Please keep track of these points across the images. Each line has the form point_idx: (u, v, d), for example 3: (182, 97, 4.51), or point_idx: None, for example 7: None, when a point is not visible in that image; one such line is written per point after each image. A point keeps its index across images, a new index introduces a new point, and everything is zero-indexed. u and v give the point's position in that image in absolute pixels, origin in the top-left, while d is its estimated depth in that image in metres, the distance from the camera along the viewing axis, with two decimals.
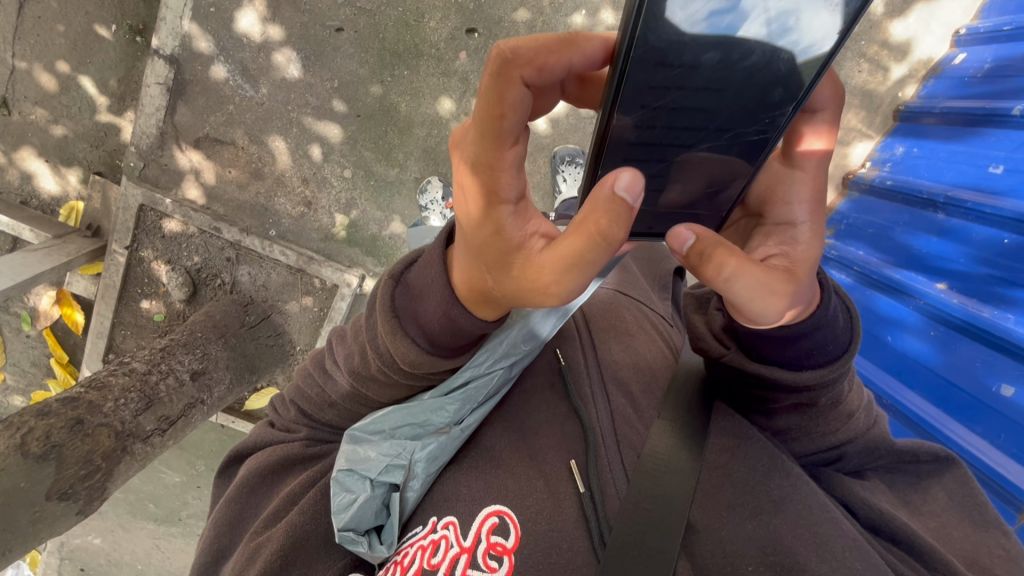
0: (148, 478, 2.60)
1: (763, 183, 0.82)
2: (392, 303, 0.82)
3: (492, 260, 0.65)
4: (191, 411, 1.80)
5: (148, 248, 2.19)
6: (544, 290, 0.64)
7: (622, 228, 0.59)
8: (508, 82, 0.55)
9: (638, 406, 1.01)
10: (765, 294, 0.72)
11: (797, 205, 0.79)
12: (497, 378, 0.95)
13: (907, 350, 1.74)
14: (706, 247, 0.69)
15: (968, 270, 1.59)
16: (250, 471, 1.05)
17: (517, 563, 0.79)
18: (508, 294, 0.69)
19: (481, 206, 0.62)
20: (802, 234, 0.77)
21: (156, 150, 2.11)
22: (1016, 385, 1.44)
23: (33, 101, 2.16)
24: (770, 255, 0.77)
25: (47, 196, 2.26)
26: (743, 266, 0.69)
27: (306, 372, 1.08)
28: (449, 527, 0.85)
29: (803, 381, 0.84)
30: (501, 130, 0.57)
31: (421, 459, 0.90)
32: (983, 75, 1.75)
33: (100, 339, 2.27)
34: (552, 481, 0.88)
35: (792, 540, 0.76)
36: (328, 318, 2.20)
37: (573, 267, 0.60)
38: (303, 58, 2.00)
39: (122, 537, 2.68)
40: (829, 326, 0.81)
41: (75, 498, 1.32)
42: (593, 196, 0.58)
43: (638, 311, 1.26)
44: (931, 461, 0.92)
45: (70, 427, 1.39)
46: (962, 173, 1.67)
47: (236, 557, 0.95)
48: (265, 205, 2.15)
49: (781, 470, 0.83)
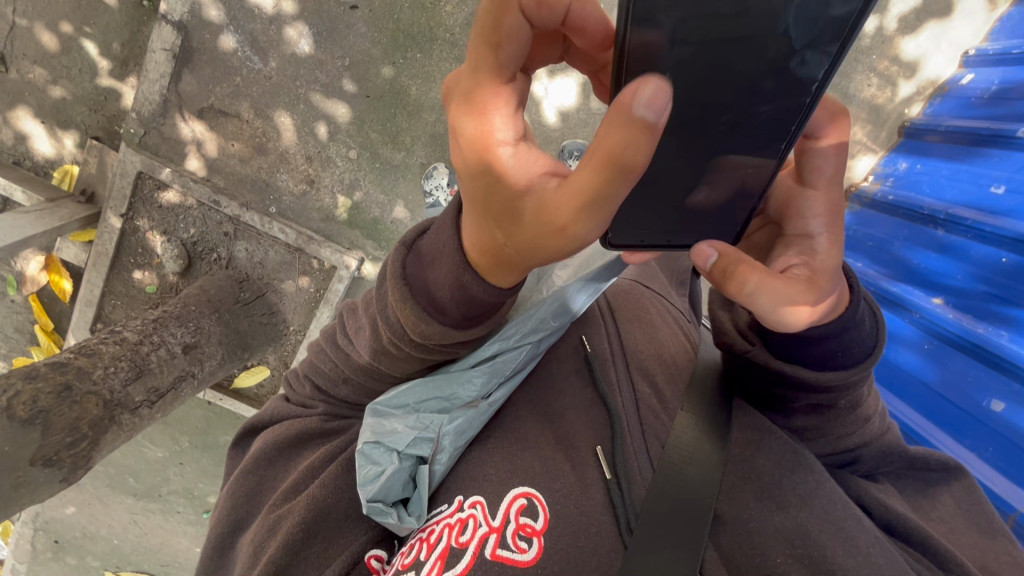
0: (130, 452, 2.55)
1: (779, 199, 0.83)
2: (403, 271, 0.82)
3: (501, 207, 0.62)
4: (180, 385, 1.78)
5: (144, 217, 2.15)
6: (558, 233, 0.59)
7: (642, 152, 0.52)
8: (506, 6, 0.53)
9: (662, 397, 1.02)
10: (788, 307, 0.73)
11: (812, 219, 0.79)
12: (525, 353, 0.97)
13: (902, 362, 1.78)
14: (728, 263, 0.72)
15: (964, 286, 1.62)
16: (265, 444, 1.05)
17: (547, 545, 0.78)
18: (520, 243, 0.64)
19: (484, 147, 0.60)
20: (821, 245, 0.77)
21: (158, 118, 2.07)
22: (1006, 401, 1.48)
23: (32, 60, 2.10)
24: (791, 266, 0.78)
25: (41, 158, 2.20)
26: (765, 281, 0.71)
27: (319, 348, 1.07)
28: (477, 507, 0.85)
29: (826, 383, 0.84)
30: (501, 59, 0.56)
31: (449, 433, 0.91)
32: (989, 97, 1.77)
33: (88, 308, 2.22)
34: (579, 466, 0.88)
35: (820, 534, 0.77)
36: (323, 299, 2.17)
37: (589, 206, 0.55)
38: (315, 33, 1.97)
39: (99, 511, 2.63)
40: (854, 329, 0.81)
41: (60, 464, 1.29)
42: (611, 117, 0.51)
43: (660, 304, 1.27)
44: (940, 469, 0.95)
45: (58, 393, 1.36)
46: (964, 191, 1.70)
47: (254, 529, 0.95)
48: (267, 180, 2.12)
49: (804, 465, 0.85)
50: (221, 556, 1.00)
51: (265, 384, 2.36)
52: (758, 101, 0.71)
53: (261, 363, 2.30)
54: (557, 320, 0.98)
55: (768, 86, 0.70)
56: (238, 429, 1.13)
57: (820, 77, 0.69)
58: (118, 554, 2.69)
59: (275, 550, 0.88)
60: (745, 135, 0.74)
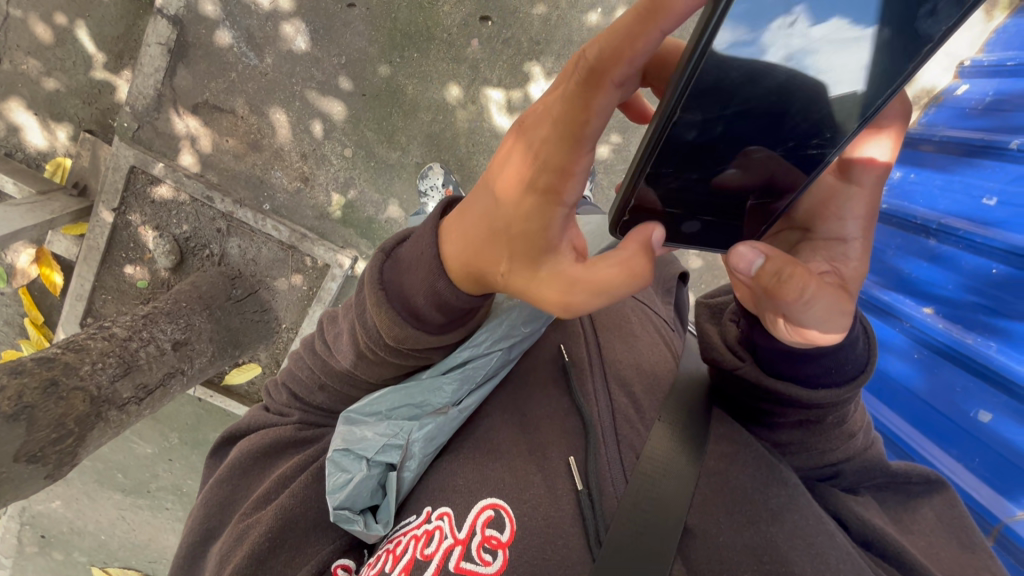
0: (118, 448, 2.53)
1: (816, 196, 0.76)
2: (380, 277, 0.81)
3: (522, 253, 0.64)
4: (169, 381, 1.77)
5: (136, 211, 2.14)
6: (555, 302, 0.66)
7: (653, 269, 0.62)
8: (600, 86, 0.50)
9: (640, 408, 1.01)
10: (835, 316, 0.71)
11: (850, 220, 0.74)
12: (496, 359, 0.96)
13: (891, 371, 1.79)
14: (780, 267, 0.65)
15: (954, 296, 1.63)
16: (240, 454, 1.04)
17: (512, 557, 0.78)
18: (515, 288, 0.69)
19: (535, 200, 0.59)
20: (855, 251, 0.72)
21: (152, 112, 2.05)
22: (994, 412, 1.48)
23: (26, 51, 2.08)
24: (822, 273, 0.73)
25: (33, 150, 2.18)
26: (821, 288, 0.67)
27: (297, 356, 1.06)
28: (444, 518, 0.85)
29: (815, 401, 0.84)
30: (581, 132, 0.54)
31: (419, 439, 0.92)
32: (983, 107, 1.78)
33: (79, 302, 2.21)
34: (550, 476, 0.87)
35: (788, 549, 0.77)
36: (316, 297, 2.16)
37: (597, 294, 0.63)
38: (312, 30, 1.96)
39: (87, 506, 2.62)
40: (848, 348, 0.81)
41: (45, 460, 1.27)
42: (634, 236, 0.61)
43: (643, 314, 1.27)
44: (922, 483, 0.95)
45: (44, 388, 1.35)
46: (956, 202, 1.70)
47: (223, 538, 0.95)
48: (261, 177, 2.11)
49: (777, 479, 0.85)
50: (191, 566, 1.00)
51: (256, 382, 2.35)
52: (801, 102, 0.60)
53: (253, 360, 2.30)
54: (535, 323, 0.99)
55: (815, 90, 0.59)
56: (217, 438, 1.12)
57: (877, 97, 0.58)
58: (106, 550, 2.67)
59: (240, 562, 0.88)
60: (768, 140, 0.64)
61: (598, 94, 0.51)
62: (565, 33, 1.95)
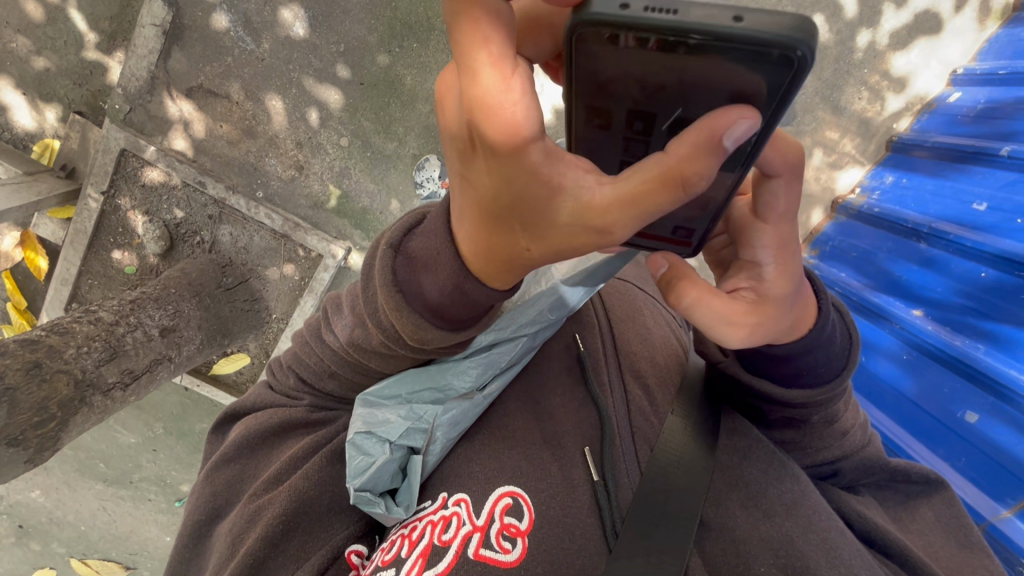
0: (101, 437, 2.49)
1: (737, 222, 0.79)
2: (393, 274, 0.79)
3: (527, 214, 0.60)
4: (156, 368, 1.73)
5: (126, 195, 2.10)
6: (599, 239, 0.59)
7: (710, 170, 0.52)
8: (477, 5, 0.50)
9: (654, 400, 1.01)
10: (723, 325, 0.76)
11: (761, 249, 0.76)
12: (521, 345, 0.98)
13: (879, 373, 1.80)
14: (675, 277, 0.75)
15: (943, 298, 1.65)
16: (246, 432, 1.02)
17: (530, 546, 0.77)
18: (553, 250, 0.63)
19: (510, 147, 0.55)
20: (769, 275, 0.75)
21: (144, 95, 2.02)
22: (980, 413, 1.50)
23: (15, 29, 2.04)
24: (738, 289, 0.78)
25: (21, 130, 2.14)
26: (703, 297, 0.74)
27: (303, 340, 1.03)
28: (461, 505, 0.83)
29: (793, 400, 0.85)
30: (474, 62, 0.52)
31: (444, 424, 0.90)
32: (974, 115, 1.82)
33: (63, 287, 2.16)
34: (566, 466, 0.87)
35: (803, 543, 0.78)
36: (308, 288, 2.14)
37: (639, 216, 0.55)
38: (310, 17, 1.94)
39: (67, 496, 2.56)
40: (821, 349, 0.82)
41: (24, 445, 1.25)
42: (694, 134, 0.51)
43: (654, 307, 1.27)
44: (921, 483, 0.96)
45: (27, 370, 1.32)
46: (947, 207, 1.73)
47: (234, 517, 0.93)
48: (255, 164, 2.08)
49: (790, 474, 0.86)
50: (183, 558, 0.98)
51: (245, 372, 2.32)
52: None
53: (242, 350, 2.27)
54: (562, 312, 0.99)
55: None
56: (219, 416, 1.10)
57: (764, 127, 0.58)
58: (85, 541, 2.61)
59: (256, 542, 0.86)
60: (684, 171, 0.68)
61: (479, 13, 0.50)
62: None
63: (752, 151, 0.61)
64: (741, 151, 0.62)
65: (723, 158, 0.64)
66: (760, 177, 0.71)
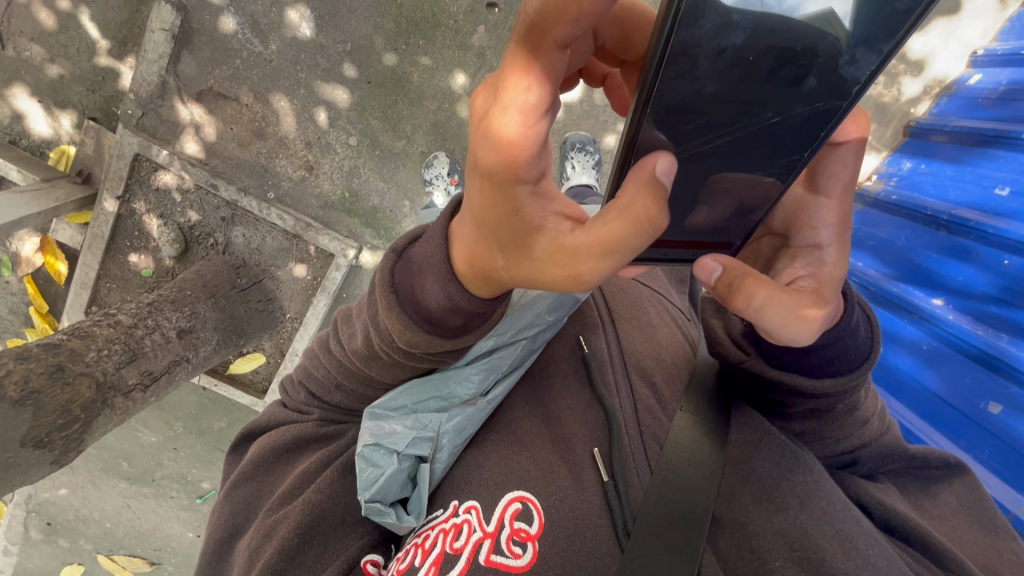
0: (124, 436, 2.54)
1: (788, 208, 0.79)
2: (391, 279, 0.80)
3: (507, 236, 0.63)
4: (175, 369, 1.76)
5: (141, 200, 2.13)
6: (564, 275, 0.63)
7: (663, 212, 0.59)
8: (539, 48, 0.49)
9: (660, 398, 1.00)
10: (796, 320, 0.73)
11: (822, 229, 0.77)
12: (520, 349, 0.96)
13: (898, 363, 1.78)
14: (734, 277, 0.73)
15: (967, 287, 1.61)
16: (260, 450, 1.03)
17: (541, 550, 0.77)
18: (520, 275, 0.66)
19: (504, 180, 0.57)
20: (829, 256, 0.76)
21: (156, 99, 2.04)
22: (1005, 404, 1.47)
23: (29, 37, 2.07)
24: (796, 278, 0.78)
25: (37, 137, 2.17)
26: (772, 295, 0.72)
27: (312, 354, 1.05)
28: (472, 512, 0.83)
29: (824, 390, 0.83)
30: (526, 100, 0.52)
31: (448, 431, 0.90)
32: (996, 97, 1.75)
33: (83, 291, 2.20)
34: (575, 468, 0.87)
35: (819, 536, 0.75)
36: (321, 287, 2.16)
37: (606, 252, 0.60)
38: (316, 17, 1.94)
39: (93, 494, 2.62)
40: (850, 336, 0.81)
41: (50, 446, 1.28)
42: (632, 179, 0.59)
43: (659, 303, 1.27)
44: (941, 467, 0.94)
45: (50, 373, 1.35)
46: (967, 192, 1.69)
47: (251, 533, 0.94)
48: (266, 165, 2.10)
49: (803, 466, 0.82)
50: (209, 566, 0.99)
51: (261, 371, 2.35)
52: (796, 100, 0.64)
53: (257, 349, 2.30)
54: (565, 311, 1.00)
55: (812, 87, 0.63)
56: (237, 432, 1.11)
57: (866, 77, 0.61)
58: (111, 538, 2.68)
59: (269, 557, 0.86)
60: (764, 149, 0.69)
61: (540, 58, 0.50)
62: None
63: (847, 106, 0.65)
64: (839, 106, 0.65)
65: (810, 117, 0.66)
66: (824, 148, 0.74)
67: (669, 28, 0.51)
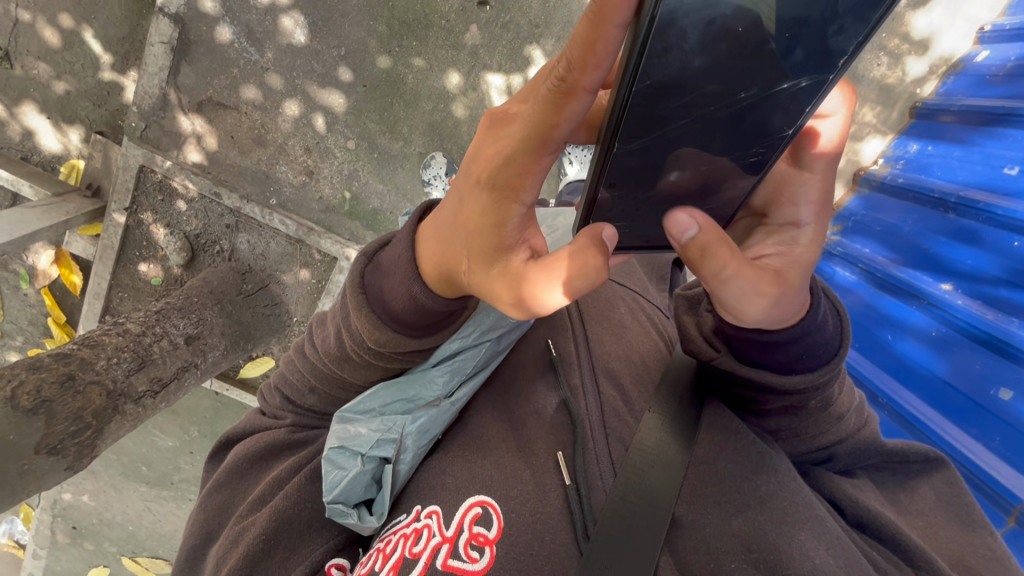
0: (142, 441, 2.61)
1: (769, 185, 0.77)
2: (361, 279, 0.81)
3: (481, 251, 0.65)
4: (184, 375, 1.80)
5: (147, 210, 2.18)
6: (506, 297, 0.66)
7: (603, 270, 0.63)
8: (569, 93, 0.51)
9: (627, 399, 0.98)
10: (750, 296, 0.70)
11: (803, 206, 0.74)
12: (484, 351, 0.98)
13: (907, 352, 1.74)
14: (706, 241, 0.67)
15: (975, 271, 1.57)
16: (236, 458, 1.05)
17: (498, 554, 0.76)
18: (479, 287, 0.69)
19: (495, 195, 0.60)
20: (806, 236, 0.73)
21: (158, 111, 2.08)
22: (1015, 390, 1.42)
23: (36, 56, 2.12)
24: (765, 255, 0.74)
25: (48, 153, 2.23)
26: (740, 267, 0.68)
27: (289, 358, 1.06)
28: (432, 517, 0.84)
29: (794, 386, 0.81)
30: (550, 137, 0.54)
31: (412, 433, 0.91)
32: (1005, 73, 1.69)
33: (96, 301, 2.27)
34: (538, 473, 0.86)
35: (777, 536, 0.72)
36: (325, 290, 2.18)
37: (544, 288, 0.63)
38: (310, 23, 1.96)
39: (114, 498, 2.70)
40: (818, 330, 0.79)
41: (64, 453, 1.33)
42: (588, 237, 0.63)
43: (631, 300, 1.24)
44: (920, 461, 0.91)
45: (62, 382, 1.39)
46: (976, 173, 1.64)
47: (219, 542, 0.96)
48: (267, 172, 2.12)
49: (767, 467, 0.79)
50: (192, 570, 1.01)
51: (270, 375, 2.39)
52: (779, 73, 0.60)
53: (266, 354, 2.34)
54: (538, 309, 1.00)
55: (799, 59, 0.59)
56: (215, 442, 1.13)
57: (853, 48, 0.58)
58: (133, 540, 2.76)
59: (235, 563, 0.88)
60: (737, 130, 0.67)
61: (570, 103, 0.52)
62: (564, 13, 1.93)
63: (833, 80, 0.62)
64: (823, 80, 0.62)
65: (784, 90, 0.63)
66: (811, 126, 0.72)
67: (643, 37, 0.51)
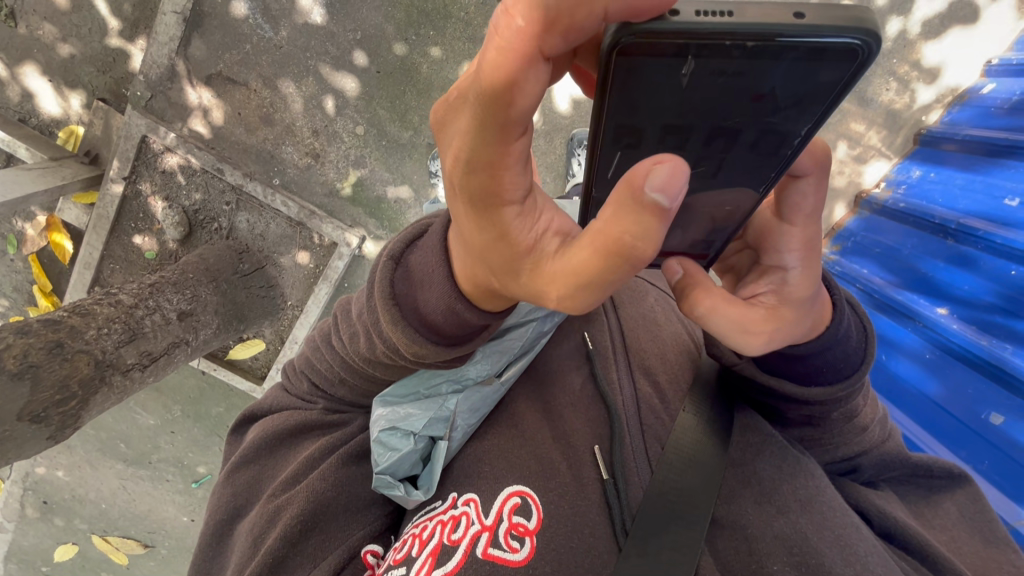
0: (122, 418, 2.55)
1: (756, 228, 0.77)
2: (391, 289, 0.77)
3: (496, 264, 0.59)
4: (174, 351, 1.77)
5: (147, 181, 2.13)
6: (553, 299, 0.57)
7: (651, 244, 0.48)
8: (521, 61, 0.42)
9: (663, 396, 0.99)
10: (740, 333, 0.73)
11: (785, 252, 0.74)
12: (531, 330, 0.96)
13: (901, 373, 1.77)
14: (688, 284, 0.74)
15: (972, 296, 1.60)
16: (263, 434, 1.03)
17: (539, 546, 0.76)
18: (516, 296, 0.63)
19: (485, 206, 0.53)
20: (792, 280, 0.74)
21: (165, 82, 2.04)
22: (1007, 415, 1.46)
23: (42, 16, 2.07)
24: (759, 295, 0.77)
25: (47, 117, 2.19)
26: (718, 305, 0.72)
27: (315, 346, 1.03)
28: (470, 505, 0.83)
29: (815, 397, 0.83)
30: (506, 121, 0.45)
31: (464, 410, 0.90)
32: (1009, 107, 1.72)
33: (86, 271, 2.21)
34: (575, 465, 0.87)
35: (819, 540, 0.75)
36: (323, 275, 2.15)
37: (587, 287, 0.52)
38: (327, 4, 1.94)
39: (89, 474, 2.63)
40: (841, 345, 0.80)
41: (48, 421, 1.28)
42: (617, 199, 0.46)
43: (664, 300, 1.22)
44: (944, 477, 0.92)
45: (49, 349, 1.35)
46: (976, 202, 1.67)
47: (253, 516, 0.94)
48: (272, 151, 2.10)
49: (804, 470, 0.83)
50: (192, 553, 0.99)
51: (261, 358, 2.36)
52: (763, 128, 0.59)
53: (258, 336, 2.31)
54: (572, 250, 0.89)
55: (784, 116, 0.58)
56: (237, 415, 1.11)
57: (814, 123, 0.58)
58: (106, 519, 2.69)
59: (275, 541, 0.86)
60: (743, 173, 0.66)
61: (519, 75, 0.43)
62: None
63: (790, 154, 0.62)
64: (781, 154, 0.62)
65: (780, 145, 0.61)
66: (785, 180, 0.70)
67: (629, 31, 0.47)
